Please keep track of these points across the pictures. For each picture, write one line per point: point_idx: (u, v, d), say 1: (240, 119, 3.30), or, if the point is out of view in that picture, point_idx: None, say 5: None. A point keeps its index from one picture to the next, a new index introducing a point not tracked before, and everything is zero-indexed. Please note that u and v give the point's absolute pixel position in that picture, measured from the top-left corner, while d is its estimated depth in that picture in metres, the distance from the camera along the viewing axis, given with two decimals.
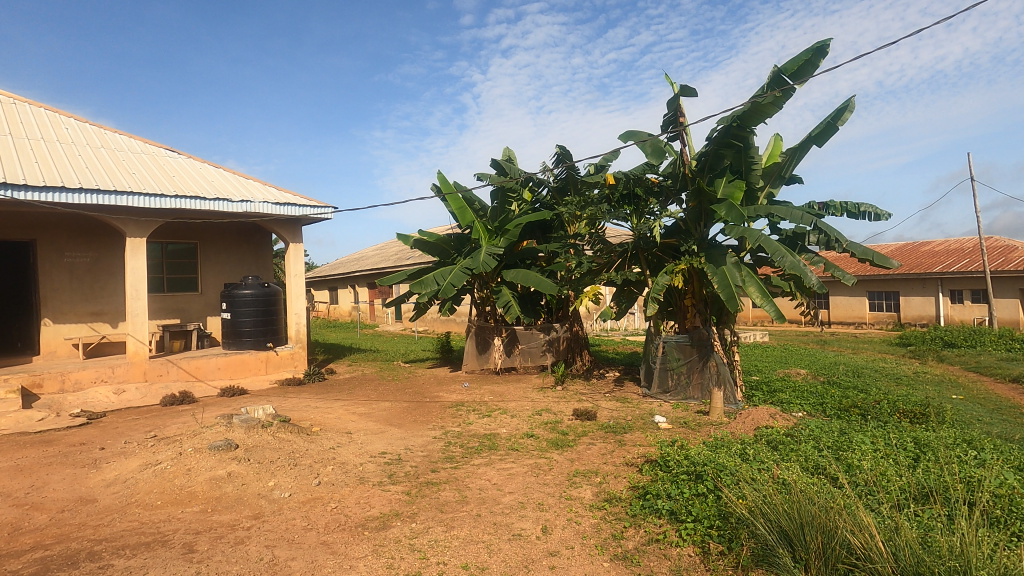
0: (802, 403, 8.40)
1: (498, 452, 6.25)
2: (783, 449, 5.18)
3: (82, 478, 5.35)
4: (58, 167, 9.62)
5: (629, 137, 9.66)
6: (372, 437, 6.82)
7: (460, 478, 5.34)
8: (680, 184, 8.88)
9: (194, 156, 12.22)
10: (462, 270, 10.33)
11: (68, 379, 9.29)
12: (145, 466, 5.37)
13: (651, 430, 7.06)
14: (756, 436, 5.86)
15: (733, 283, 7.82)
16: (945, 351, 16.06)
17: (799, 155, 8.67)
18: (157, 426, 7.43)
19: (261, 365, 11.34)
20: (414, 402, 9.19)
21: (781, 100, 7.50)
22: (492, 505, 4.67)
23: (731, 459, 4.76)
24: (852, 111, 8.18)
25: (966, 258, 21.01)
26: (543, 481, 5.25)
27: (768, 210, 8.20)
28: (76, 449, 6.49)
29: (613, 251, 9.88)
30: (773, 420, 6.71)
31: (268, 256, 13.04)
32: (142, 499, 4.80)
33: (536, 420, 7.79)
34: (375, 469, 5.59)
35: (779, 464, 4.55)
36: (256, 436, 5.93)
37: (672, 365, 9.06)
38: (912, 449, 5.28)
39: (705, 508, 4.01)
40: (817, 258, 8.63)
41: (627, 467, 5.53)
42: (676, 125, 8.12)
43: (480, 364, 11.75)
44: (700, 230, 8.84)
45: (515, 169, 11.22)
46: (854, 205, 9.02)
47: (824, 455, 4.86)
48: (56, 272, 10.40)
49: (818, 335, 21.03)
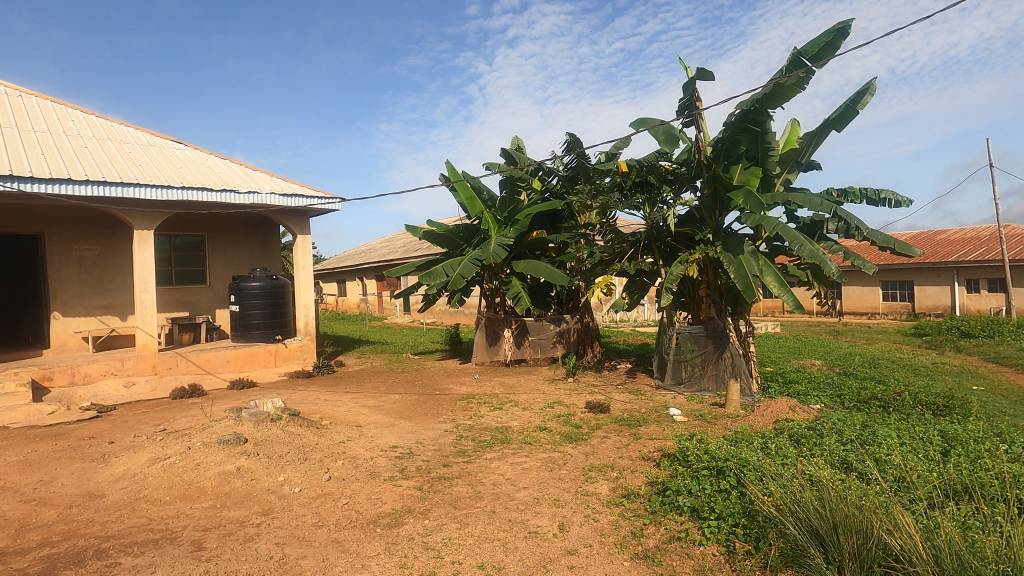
0: (820, 395, 8.25)
1: (511, 446, 6.13)
2: (806, 443, 5.00)
3: (91, 473, 5.28)
4: (64, 160, 9.54)
5: (641, 125, 9.45)
6: (383, 431, 6.71)
7: (473, 473, 5.22)
8: (695, 171, 8.67)
9: (200, 147, 12.12)
10: (471, 261, 10.15)
11: (78, 372, 9.25)
12: (153, 461, 5.30)
13: (666, 422, 6.93)
14: (777, 429, 5.68)
15: (750, 274, 7.61)
16: (963, 341, 15.74)
17: (818, 140, 8.43)
18: (166, 420, 7.38)
19: (271, 358, 11.32)
20: (424, 395, 9.10)
21: (804, 81, 7.23)
22: (506, 501, 4.55)
23: (752, 453, 4.60)
24: (873, 94, 7.91)
25: (983, 246, 20.60)
26: (559, 475, 5.13)
27: (786, 197, 7.98)
28: (85, 443, 6.44)
29: (624, 241, 9.74)
30: (793, 413, 6.50)
31: (276, 247, 12.96)
32: (150, 494, 4.72)
33: (548, 413, 7.70)
34: (386, 464, 5.48)
35: (804, 459, 4.39)
36: (265, 430, 5.87)
37: (686, 356, 8.89)
38: (940, 444, 5.09)
39: (729, 505, 3.86)
40: (837, 247, 8.37)
41: (644, 461, 5.40)
42: (692, 109, 7.87)
43: (490, 356, 11.66)
44: (715, 218, 8.63)
45: (526, 157, 11.01)
46: (874, 191, 8.76)
47: (849, 450, 4.69)
48: (65, 265, 10.37)
49: (830, 325, 20.75)
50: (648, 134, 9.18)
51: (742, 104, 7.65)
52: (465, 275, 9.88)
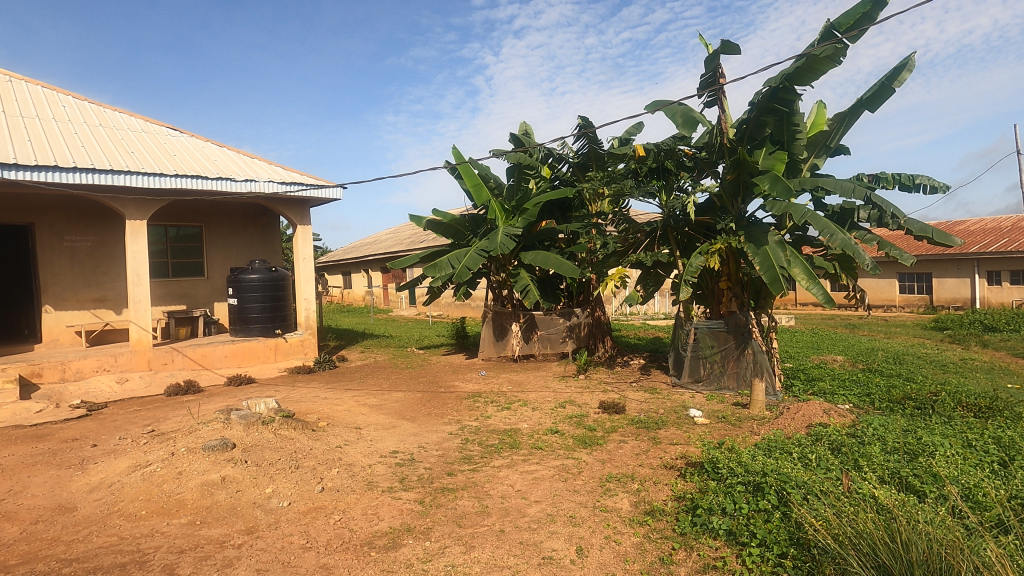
0: (847, 395, 7.75)
1: (521, 452, 5.65)
2: (848, 453, 4.52)
3: (65, 481, 4.86)
4: (53, 146, 9.10)
5: (658, 107, 8.91)
6: (383, 434, 6.27)
7: (480, 484, 4.76)
8: (716, 155, 8.07)
9: (196, 134, 11.67)
10: (478, 251, 9.68)
11: (69, 368, 8.88)
12: (133, 469, 4.90)
13: (687, 425, 6.44)
14: (813, 435, 5.18)
15: (777, 265, 7.04)
16: (988, 335, 15.11)
17: (849, 121, 7.86)
18: (156, 420, 6.98)
19: (270, 353, 10.90)
20: (428, 392, 8.66)
21: (840, 53, 6.66)
22: (516, 518, 4.09)
23: (791, 466, 4.12)
24: (911, 70, 7.32)
25: (1005, 237, 19.88)
26: (574, 487, 4.66)
27: (815, 182, 7.43)
28: (67, 446, 6.03)
29: (639, 231, 9.23)
30: (827, 417, 5.96)
31: (276, 238, 12.51)
32: (125, 508, 4.29)
33: (560, 414, 7.21)
34: (385, 472, 5.04)
35: (853, 474, 3.93)
36: (256, 434, 5.45)
37: (704, 353, 8.41)
38: (996, 454, 4.60)
39: (772, 530, 3.39)
40: (870, 236, 7.79)
41: (666, 471, 4.93)
42: (714, 86, 7.33)
43: (497, 351, 11.19)
44: (737, 206, 8.07)
45: (535, 143, 10.53)
46: (908, 176, 8.18)
47: (901, 462, 4.22)
48: (56, 257, 9.98)
49: (845, 318, 20.18)
50: (665, 116, 8.65)
51: (770, 81, 7.07)
52: (470, 267, 9.42)
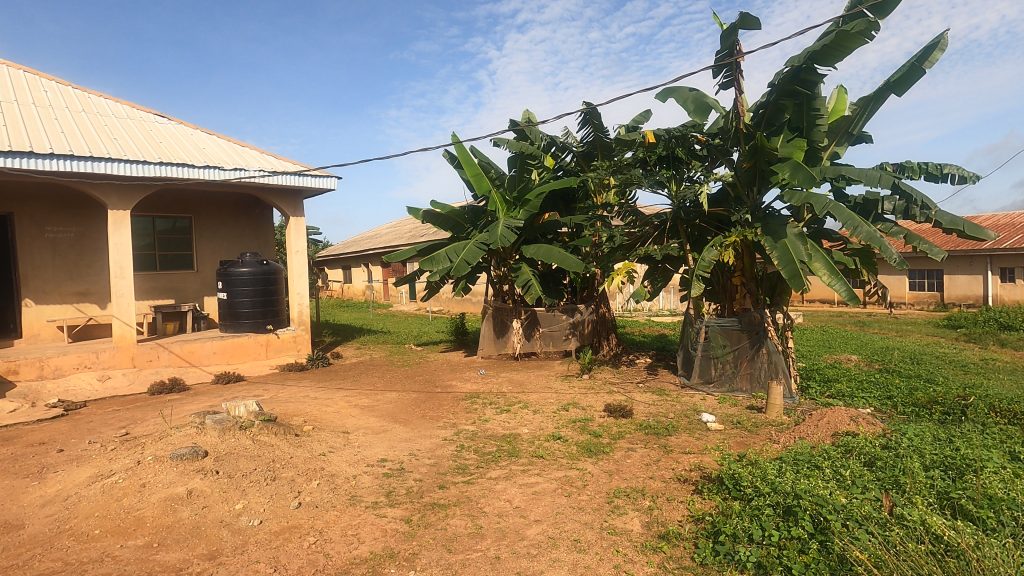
0: (868, 397, 7.27)
1: (520, 461, 5.19)
2: (885, 469, 4.04)
3: (19, 493, 4.42)
4: (30, 131, 8.63)
5: (668, 94, 8.40)
6: (372, 439, 5.82)
7: (474, 499, 4.29)
8: (732, 141, 7.60)
9: (185, 121, 11.22)
10: (478, 245, 9.22)
11: (47, 366, 8.44)
12: (94, 480, 4.46)
13: (700, 432, 5.98)
14: (843, 447, 4.69)
15: (798, 259, 6.53)
16: (1005, 335, 14.57)
17: (874, 105, 7.33)
18: (131, 422, 6.53)
19: (261, 349, 10.46)
20: (424, 393, 8.19)
21: (872, 28, 6.14)
22: (513, 542, 3.64)
23: (825, 485, 3.63)
24: (944, 49, 6.80)
25: (1020, 232, 19.32)
26: (578, 504, 4.19)
27: (837, 170, 6.95)
28: (31, 451, 5.60)
29: (647, 223, 8.72)
30: (855, 425, 5.46)
31: (269, 230, 12.05)
32: (77, 526, 3.85)
33: (562, 417, 6.73)
34: (371, 484, 4.58)
35: (897, 497, 3.45)
36: (231, 441, 5.01)
37: (716, 353, 7.92)
38: None
39: (810, 565, 2.91)
40: (895, 230, 7.32)
41: (680, 485, 4.47)
42: (732, 68, 6.86)
43: (498, 348, 10.72)
44: (752, 197, 7.56)
45: (537, 131, 9.98)
46: (935, 165, 7.65)
47: (951, 483, 3.72)
48: (37, 248, 9.54)
49: (854, 315, 19.72)
50: (675, 102, 8.14)
51: (793, 59, 6.53)
52: (470, 261, 8.91)
